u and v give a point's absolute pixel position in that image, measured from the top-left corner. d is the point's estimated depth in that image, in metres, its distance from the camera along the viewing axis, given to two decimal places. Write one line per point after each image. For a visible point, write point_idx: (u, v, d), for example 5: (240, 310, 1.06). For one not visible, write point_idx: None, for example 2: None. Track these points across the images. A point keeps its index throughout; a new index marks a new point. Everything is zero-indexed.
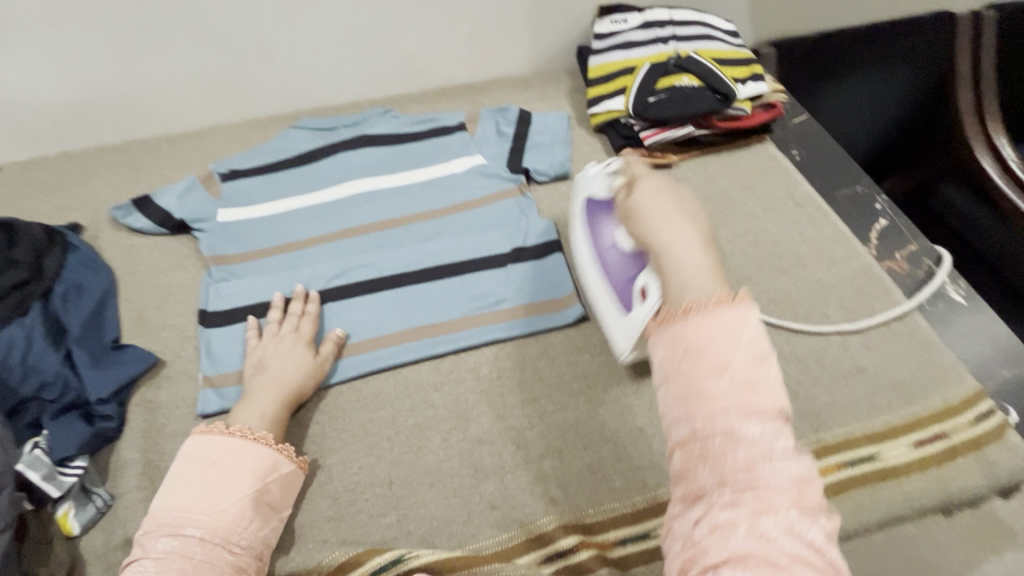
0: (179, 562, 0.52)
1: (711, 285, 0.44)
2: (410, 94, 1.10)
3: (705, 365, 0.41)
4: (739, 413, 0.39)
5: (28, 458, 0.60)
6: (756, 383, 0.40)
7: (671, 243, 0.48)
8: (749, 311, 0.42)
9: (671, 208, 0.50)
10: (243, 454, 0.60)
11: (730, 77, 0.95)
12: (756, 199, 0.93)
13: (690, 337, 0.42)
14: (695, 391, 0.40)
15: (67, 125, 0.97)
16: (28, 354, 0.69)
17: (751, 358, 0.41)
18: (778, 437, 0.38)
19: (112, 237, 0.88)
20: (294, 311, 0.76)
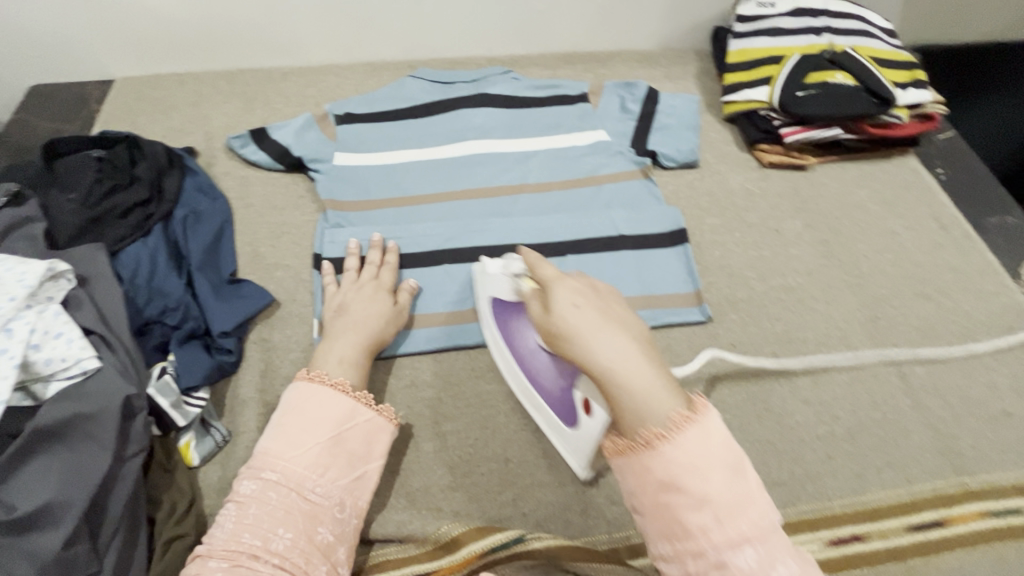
0: (257, 507, 0.50)
1: (666, 398, 0.40)
2: (530, 55, 1.04)
3: (681, 497, 0.38)
4: (727, 544, 0.36)
5: (158, 383, 0.60)
6: (740, 505, 0.37)
7: (597, 354, 0.42)
8: (714, 416, 0.39)
9: (604, 320, 0.44)
10: (320, 400, 0.56)
11: (889, 80, 0.88)
12: (898, 216, 0.86)
13: (666, 469, 0.38)
14: (674, 530, 0.38)
15: (189, 46, 0.95)
16: (153, 275, 0.68)
17: (725, 473, 0.38)
18: (772, 548, 0.36)
19: (227, 165, 0.86)
20: (373, 260, 0.73)
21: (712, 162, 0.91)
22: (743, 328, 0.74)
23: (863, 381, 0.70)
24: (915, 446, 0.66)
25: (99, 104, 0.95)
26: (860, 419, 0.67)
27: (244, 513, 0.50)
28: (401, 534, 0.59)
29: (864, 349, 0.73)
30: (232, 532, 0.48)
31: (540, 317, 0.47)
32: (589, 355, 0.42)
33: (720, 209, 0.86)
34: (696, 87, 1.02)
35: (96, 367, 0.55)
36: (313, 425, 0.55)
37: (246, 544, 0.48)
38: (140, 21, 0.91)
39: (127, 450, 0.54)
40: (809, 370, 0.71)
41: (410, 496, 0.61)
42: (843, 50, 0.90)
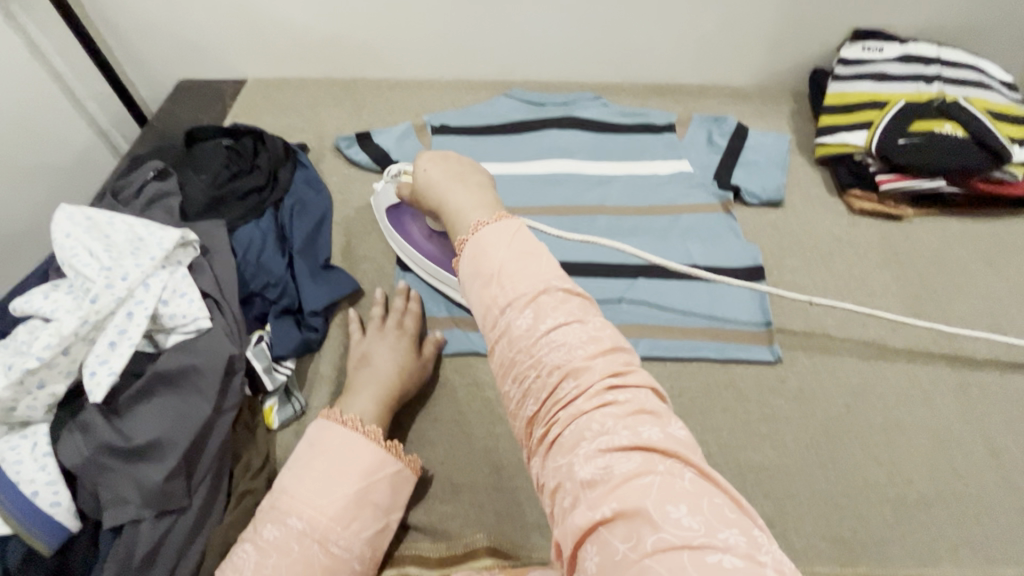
0: (277, 557, 0.51)
1: (479, 213, 0.49)
2: (622, 83, 1.07)
3: (483, 279, 0.43)
4: (515, 310, 0.41)
5: (255, 348, 0.67)
6: (522, 273, 0.42)
7: (449, 195, 0.52)
8: (514, 220, 0.46)
9: (449, 177, 0.54)
10: (351, 447, 0.57)
11: (1004, 135, 0.83)
12: (1002, 280, 0.80)
13: (474, 257, 0.44)
14: (486, 315, 0.43)
15: (314, 56, 1.07)
16: (260, 253, 0.76)
17: (522, 253, 0.43)
18: (556, 317, 0.40)
19: (332, 163, 0.95)
20: (397, 306, 0.73)
21: (798, 203, 0.90)
22: (815, 374, 0.72)
23: (945, 449, 0.65)
24: (999, 527, 0.61)
25: (232, 100, 1.08)
26: (937, 487, 0.63)
27: (265, 560, 0.51)
28: (440, 526, 0.61)
29: (951, 415, 0.68)
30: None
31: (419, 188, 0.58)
32: (446, 204, 0.52)
33: (802, 251, 0.84)
34: (788, 127, 1.01)
35: (209, 327, 0.62)
36: (343, 475, 0.56)
37: None
38: (277, 32, 1.03)
39: (225, 404, 0.60)
40: (885, 428, 0.67)
41: (455, 489, 0.63)
42: (954, 100, 0.86)
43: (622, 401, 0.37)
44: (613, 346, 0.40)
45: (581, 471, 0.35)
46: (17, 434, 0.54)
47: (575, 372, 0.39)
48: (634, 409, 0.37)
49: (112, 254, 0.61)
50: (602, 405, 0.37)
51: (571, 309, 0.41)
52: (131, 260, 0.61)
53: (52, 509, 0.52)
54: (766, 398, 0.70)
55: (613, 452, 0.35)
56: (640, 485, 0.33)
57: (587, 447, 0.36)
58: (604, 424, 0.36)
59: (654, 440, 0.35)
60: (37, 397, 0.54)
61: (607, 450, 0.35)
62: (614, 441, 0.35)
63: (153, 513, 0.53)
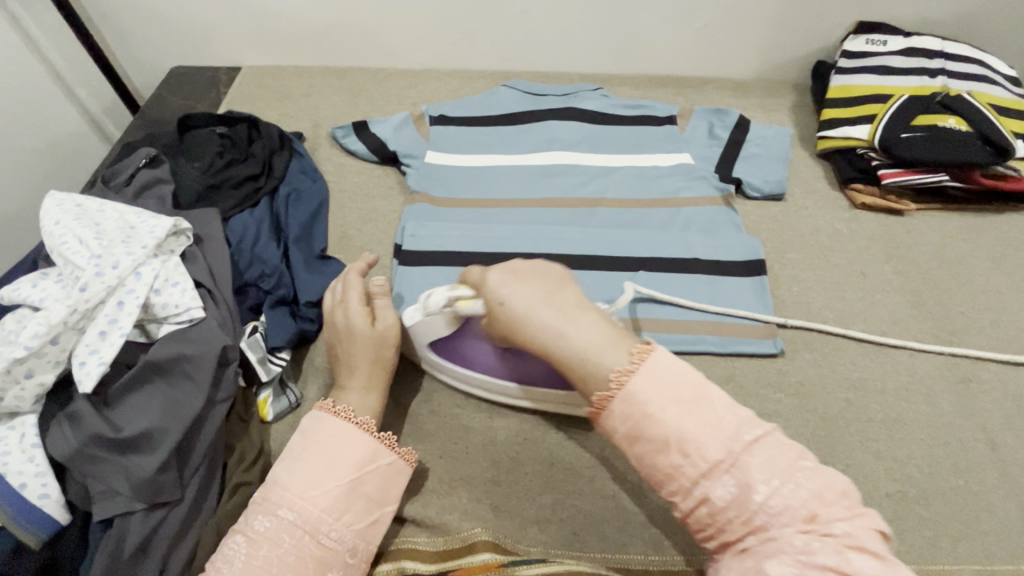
0: (268, 547, 0.50)
1: (617, 352, 0.51)
2: (623, 75, 1.06)
3: (652, 446, 0.47)
4: (704, 477, 0.45)
5: (250, 339, 0.66)
6: (700, 429, 0.46)
7: (545, 321, 0.53)
8: (657, 352, 0.50)
9: (544, 301, 0.54)
10: (344, 438, 0.56)
11: (1009, 130, 0.82)
12: (1003, 275, 0.80)
13: (629, 418, 0.48)
14: (668, 478, 0.47)
15: (310, 43, 1.05)
16: (255, 243, 0.75)
17: (682, 400, 0.47)
18: (768, 478, 0.44)
19: (329, 152, 0.93)
20: (344, 270, 0.67)
21: (799, 197, 0.89)
22: (816, 369, 0.71)
23: (945, 444, 0.65)
24: (998, 522, 0.61)
25: (227, 87, 1.06)
26: (936, 482, 0.63)
27: (255, 551, 0.50)
28: (437, 520, 0.60)
29: (950, 410, 0.68)
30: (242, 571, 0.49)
31: (495, 318, 0.57)
32: (564, 341, 0.52)
33: (803, 245, 0.83)
34: (790, 120, 1.00)
35: (202, 317, 0.61)
36: (335, 466, 0.54)
37: None
38: (272, 17, 1.01)
39: (218, 395, 0.59)
40: (885, 423, 0.67)
41: (453, 483, 0.62)
42: (958, 94, 0.85)
43: (831, 539, 0.41)
44: (817, 485, 0.44)
45: (766, 569, 0.41)
46: (5, 424, 0.53)
47: (784, 516, 0.43)
48: (847, 545, 0.41)
49: (102, 241, 0.60)
50: (796, 529, 0.42)
51: (766, 456, 0.45)
52: (123, 249, 0.60)
53: (40, 501, 0.51)
54: (766, 392, 0.69)
55: (809, 566, 0.40)
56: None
57: (784, 559, 0.41)
58: (800, 543, 0.41)
59: (870, 574, 0.40)
60: (25, 387, 0.53)
61: (806, 567, 0.40)
62: (818, 563, 0.40)
63: (144, 505, 0.52)
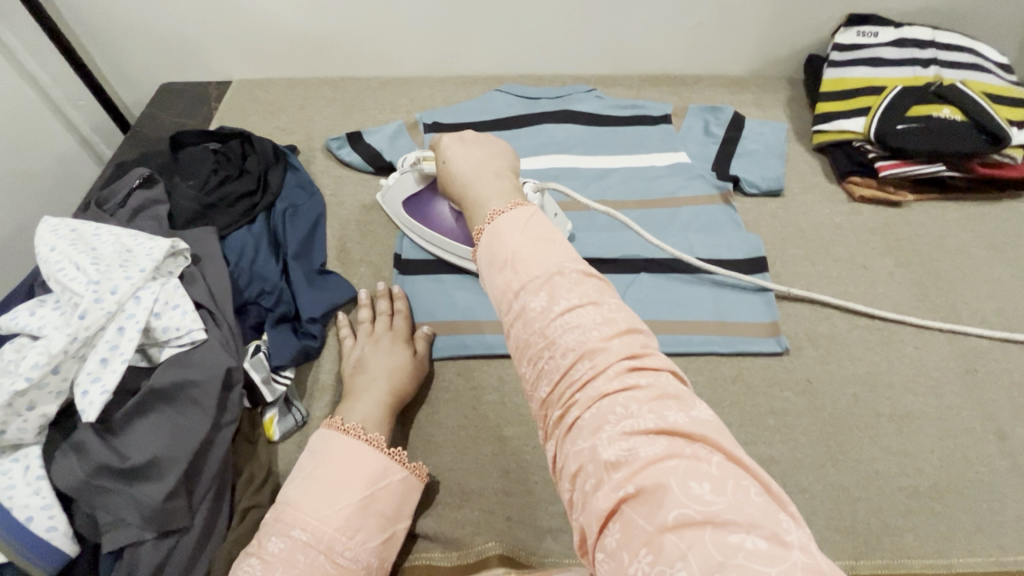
0: (283, 569, 0.49)
1: (501, 199, 0.47)
2: (616, 75, 1.06)
3: (498, 266, 0.42)
4: (530, 294, 0.39)
5: (254, 359, 0.65)
6: (539, 255, 0.41)
7: (472, 177, 0.51)
8: (528, 207, 0.45)
9: (477, 146, 0.54)
10: (354, 456, 0.56)
11: (1003, 118, 0.83)
12: (1004, 263, 0.80)
13: (492, 245, 0.43)
14: (503, 300, 0.41)
15: (300, 54, 1.04)
16: (254, 260, 0.74)
17: (529, 238, 0.42)
18: (574, 299, 0.39)
19: (324, 164, 0.93)
20: (383, 309, 0.72)
21: (798, 192, 0.89)
22: (822, 365, 0.71)
23: (954, 436, 0.65)
24: (1012, 512, 0.60)
25: (217, 102, 1.05)
26: (949, 476, 0.63)
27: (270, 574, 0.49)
28: (450, 535, 0.59)
29: (958, 402, 0.68)
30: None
31: (447, 176, 0.54)
32: (470, 192, 0.50)
33: (804, 240, 0.83)
34: (785, 115, 1.00)
35: (204, 339, 0.60)
36: (347, 483, 0.54)
37: None
38: (261, 29, 1.00)
39: (224, 418, 0.58)
40: (895, 417, 0.67)
41: (465, 496, 0.62)
42: (951, 84, 0.86)
43: (641, 388, 0.35)
44: (623, 321, 0.38)
45: (602, 450, 0.33)
46: (7, 457, 0.52)
47: (591, 354, 0.37)
48: (656, 395, 0.35)
49: (99, 267, 0.59)
50: (636, 398, 0.34)
51: (586, 289, 0.39)
52: (121, 273, 0.59)
53: (47, 534, 0.50)
54: (774, 391, 0.69)
55: (636, 437, 0.33)
56: (665, 463, 0.31)
57: (612, 430, 0.34)
58: (626, 407, 0.34)
59: (675, 422, 0.33)
60: (27, 419, 0.52)
61: (630, 433, 0.33)
62: (639, 425, 0.33)
63: (154, 534, 0.51)
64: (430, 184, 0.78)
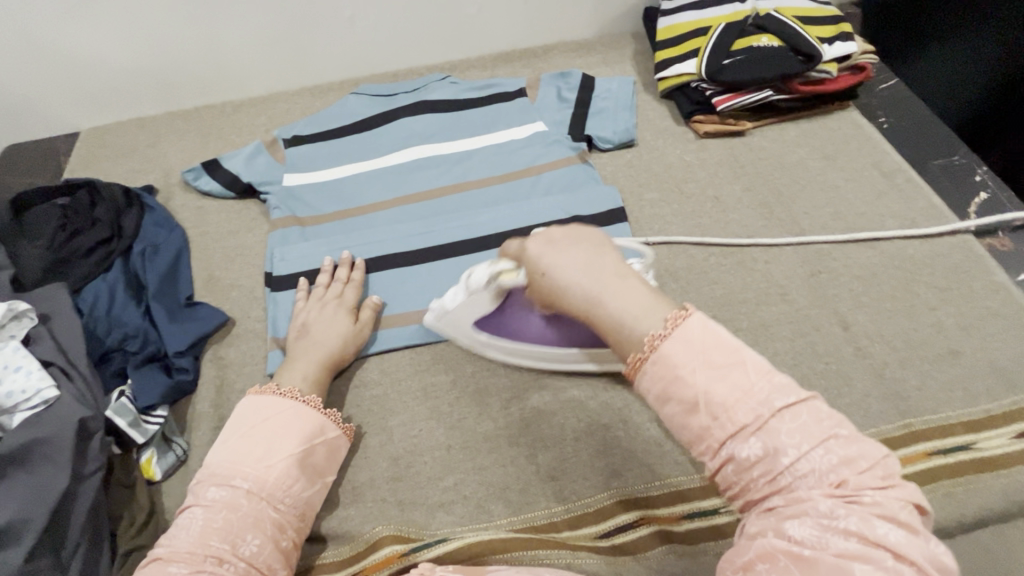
0: (225, 513, 0.51)
1: (653, 313, 0.43)
2: (469, 58, 1.08)
3: (683, 406, 0.40)
4: (736, 437, 0.38)
5: (116, 405, 0.63)
6: (734, 392, 0.39)
7: (601, 299, 0.44)
8: (696, 317, 0.41)
9: (581, 267, 0.45)
10: (293, 414, 0.58)
11: (815, 36, 0.88)
12: (837, 169, 0.86)
13: (660, 378, 0.41)
14: (695, 440, 0.40)
15: (145, 92, 1.01)
16: (112, 306, 0.72)
17: (716, 364, 0.40)
18: (796, 439, 0.37)
19: (184, 198, 0.91)
20: (340, 277, 0.75)
21: (650, 139, 0.93)
22: (683, 295, 0.75)
23: (804, 335, 0.70)
24: (859, 392, 0.66)
25: (67, 155, 1.01)
26: (803, 372, 0.68)
27: (212, 518, 0.50)
28: (342, 529, 0.60)
29: (805, 303, 0.73)
30: (200, 538, 0.49)
31: (539, 294, 0.48)
32: (598, 310, 0.44)
33: (658, 183, 0.87)
34: (633, 69, 1.04)
35: (56, 396, 0.59)
36: (285, 436, 0.57)
37: (216, 549, 0.49)
38: (93, 72, 0.96)
39: (86, 468, 0.57)
40: (750, 330, 0.71)
41: (356, 490, 0.63)
42: (767, 13, 0.90)
43: (869, 503, 0.36)
44: (852, 445, 0.38)
45: (789, 536, 0.36)
46: None
47: (814, 484, 0.37)
48: (876, 512, 0.35)
49: None
50: (829, 497, 0.36)
51: (807, 418, 0.38)
52: None
53: None
54: None
55: (831, 532, 0.35)
56: (845, 560, 0.34)
57: (807, 528, 0.35)
58: (825, 507, 0.36)
59: (894, 541, 0.34)
60: None
61: (829, 532, 0.35)
62: (842, 528, 0.35)
63: None
64: (508, 299, 0.62)
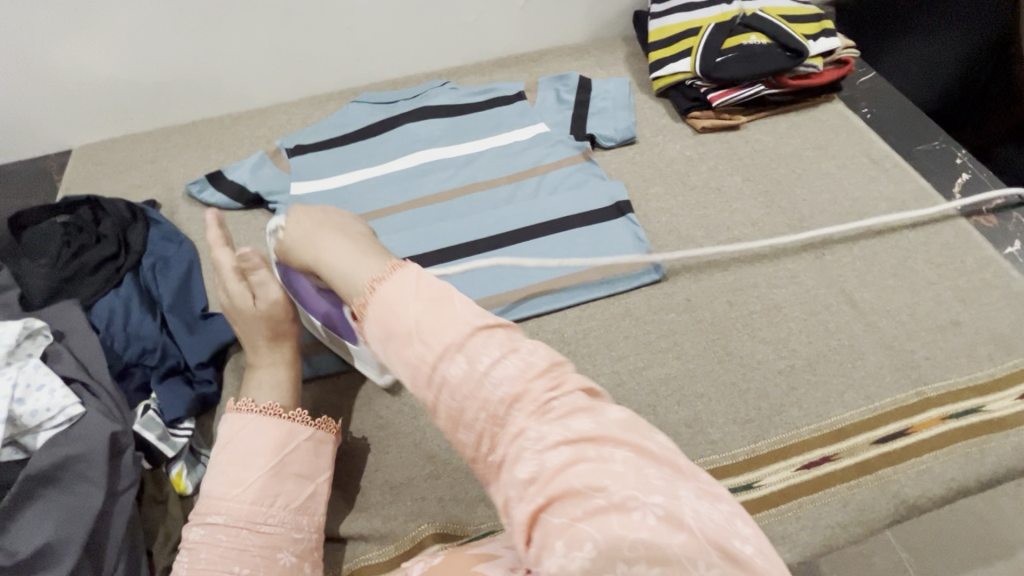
0: (207, 551, 0.52)
1: (377, 270, 0.47)
2: (466, 65, 1.10)
3: (400, 340, 0.42)
4: (442, 359, 0.40)
5: (143, 420, 0.63)
6: (440, 321, 0.41)
7: (347, 262, 0.51)
8: (410, 265, 0.45)
9: (325, 227, 0.56)
10: (254, 431, 0.57)
11: (800, 34, 0.93)
12: (829, 157, 0.90)
13: (383, 317, 0.43)
14: (417, 378, 0.41)
15: (140, 107, 1.00)
16: (128, 321, 0.71)
17: (424, 304, 0.42)
18: (479, 357, 0.40)
19: (189, 212, 0.90)
20: None
21: (650, 136, 0.96)
22: (698, 282, 0.77)
23: (816, 314, 0.73)
24: (872, 364, 0.69)
25: (61, 174, 0.99)
26: (817, 348, 0.71)
27: (195, 559, 0.52)
28: (385, 529, 0.60)
29: (813, 284, 0.76)
30: None
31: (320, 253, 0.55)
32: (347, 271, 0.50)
33: (662, 177, 0.90)
34: (627, 70, 1.07)
35: (82, 413, 0.57)
36: (250, 457, 0.56)
37: None
38: (86, 89, 0.95)
39: (121, 484, 0.56)
40: (764, 313, 0.74)
41: (394, 490, 0.63)
42: (754, 14, 0.95)
43: (559, 407, 0.37)
44: (529, 362, 0.39)
45: (520, 472, 0.36)
46: None
47: (510, 400, 0.38)
48: (570, 410, 0.37)
49: None
50: (529, 414, 0.38)
51: (492, 339, 0.40)
52: None
53: None
54: (661, 315, 0.75)
55: (545, 450, 0.36)
56: (566, 473, 0.34)
57: (526, 450, 0.36)
58: (536, 430, 0.37)
59: (587, 431, 0.36)
60: None
61: (543, 451, 0.36)
62: (550, 441, 0.36)
63: None
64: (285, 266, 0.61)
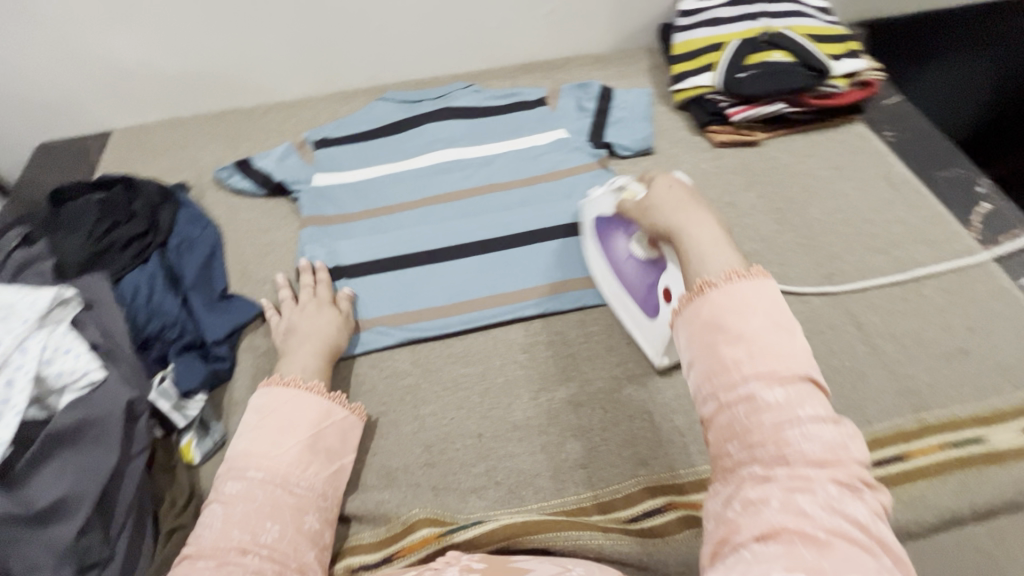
0: (244, 504, 0.54)
1: (728, 259, 0.46)
2: (491, 68, 1.12)
3: (726, 336, 0.41)
4: (760, 379, 0.39)
5: (159, 389, 0.66)
6: (778, 347, 0.40)
7: (687, 227, 0.49)
8: (770, 281, 0.44)
9: (688, 207, 0.52)
10: (298, 403, 0.61)
11: (825, 54, 0.93)
12: (846, 178, 0.90)
13: (717, 307, 0.42)
14: (718, 372, 0.40)
15: (177, 94, 1.04)
16: (152, 296, 0.75)
17: (775, 325, 0.41)
18: (809, 404, 0.38)
19: (216, 197, 0.94)
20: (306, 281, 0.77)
21: (666, 147, 0.97)
22: None
23: (819, 333, 0.73)
24: (872, 387, 0.69)
25: (99, 154, 1.04)
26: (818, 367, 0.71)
27: (232, 512, 0.53)
28: (378, 512, 0.62)
29: (819, 304, 0.76)
30: (221, 532, 0.51)
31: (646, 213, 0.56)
32: (682, 236, 0.49)
33: None
34: (649, 82, 1.08)
35: (103, 378, 0.59)
36: (293, 427, 0.59)
37: (237, 540, 0.51)
38: (128, 74, 1.00)
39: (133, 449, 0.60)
40: None
41: (390, 475, 0.65)
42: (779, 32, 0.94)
43: (870, 502, 0.35)
44: (853, 447, 0.37)
45: (798, 505, 0.34)
46: None
47: (824, 462, 0.36)
48: (875, 511, 0.35)
49: None
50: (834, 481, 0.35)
51: (819, 395, 0.39)
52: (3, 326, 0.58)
53: None
54: None
55: (836, 514, 0.34)
56: (847, 543, 0.33)
57: (814, 502, 0.34)
58: (831, 492, 0.35)
59: (889, 540, 0.34)
60: None
61: (834, 515, 0.34)
62: (847, 514, 0.34)
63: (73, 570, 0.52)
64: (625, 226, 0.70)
